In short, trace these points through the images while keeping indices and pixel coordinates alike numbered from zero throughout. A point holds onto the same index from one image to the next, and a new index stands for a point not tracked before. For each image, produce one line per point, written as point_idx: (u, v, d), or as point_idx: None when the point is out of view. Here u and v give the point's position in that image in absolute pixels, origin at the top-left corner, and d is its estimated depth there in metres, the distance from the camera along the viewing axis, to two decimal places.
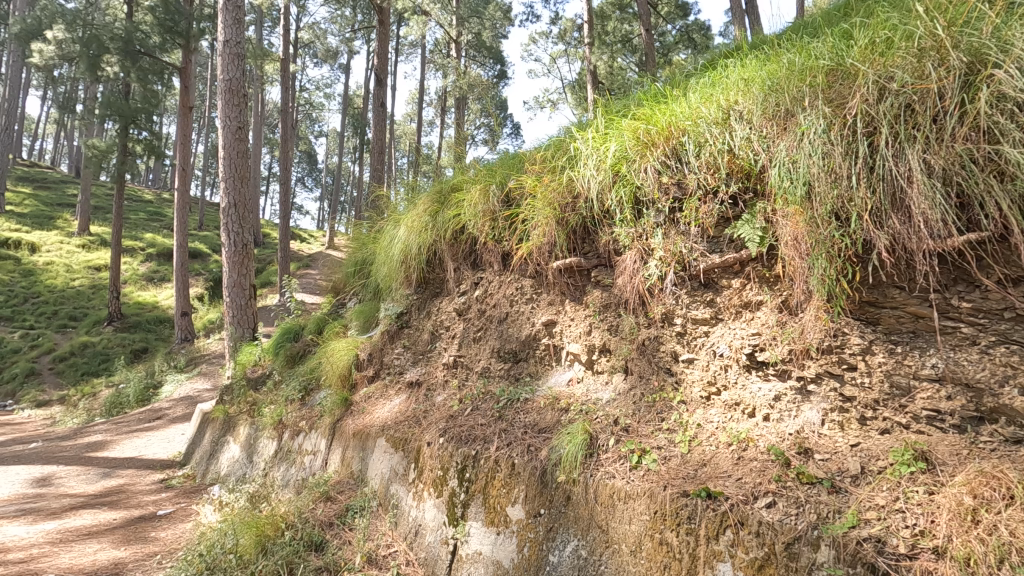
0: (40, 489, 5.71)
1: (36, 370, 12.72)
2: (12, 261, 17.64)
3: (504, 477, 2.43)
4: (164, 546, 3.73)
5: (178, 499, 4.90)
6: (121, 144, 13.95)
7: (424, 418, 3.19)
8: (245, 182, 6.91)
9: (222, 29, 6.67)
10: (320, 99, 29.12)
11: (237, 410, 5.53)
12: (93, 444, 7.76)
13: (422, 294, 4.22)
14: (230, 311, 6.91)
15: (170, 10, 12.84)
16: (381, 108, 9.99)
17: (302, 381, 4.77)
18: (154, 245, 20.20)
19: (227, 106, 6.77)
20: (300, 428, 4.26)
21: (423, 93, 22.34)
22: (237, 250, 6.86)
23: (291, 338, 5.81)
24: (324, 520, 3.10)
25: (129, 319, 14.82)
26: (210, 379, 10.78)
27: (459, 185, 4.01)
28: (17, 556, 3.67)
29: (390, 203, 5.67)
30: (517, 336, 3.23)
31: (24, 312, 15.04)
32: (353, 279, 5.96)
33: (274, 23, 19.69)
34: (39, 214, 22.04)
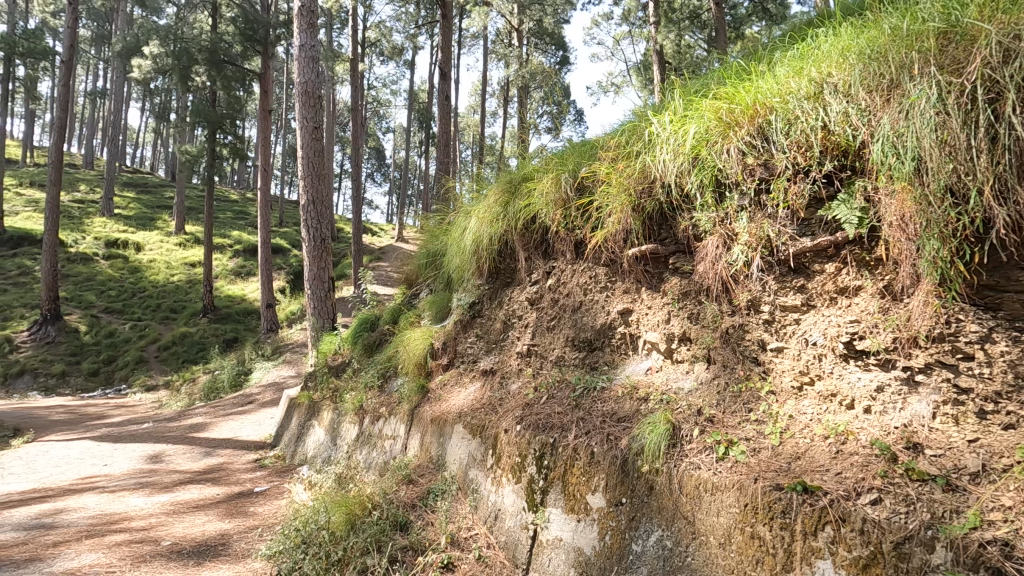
0: (153, 465, 6.31)
1: (144, 358, 14.05)
2: (121, 259, 19.49)
3: (584, 466, 2.44)
4: (262, 520, 4.04)
5: (271, 477, 5.28)
6: (209, 149, 14.96)
7: (500, 405, 3.25)
8: (322, 180, 7.25)
9: (298, 35, 7.02)
10: (387, 96, 30.06)
11: (320, 395, 5.86)
12: (195, 426, 8.49)
13: (493, 284, 4.28)
14: (312, 303, 7.31)
15: (250, 19, 13.73)
16: (446, 102, 10.17)
17: (380, 369, 4.99)
18: (241, 241, 21.68)
19: (303, 107, 7.12)
20: (380, 413, 4.46)
21: (486, 84, 22.51)
22: (316, 244, 7.24)
23: (368, 327, 6.07)
24: (407, 502, 3.24)
25: (221, 311, 16.04)
26: (293, 367, 11.51)
27: (529, 174, 4.01)
28: (139, 524, 4.10)
29: (458, 195, 5.77)
30: (591, 324, 3.21)
31: (133, 305, 16.61)
32: (425, 270, 6.12)
33: (343, 25, 20.43)
34: (143, 216, 24.19)
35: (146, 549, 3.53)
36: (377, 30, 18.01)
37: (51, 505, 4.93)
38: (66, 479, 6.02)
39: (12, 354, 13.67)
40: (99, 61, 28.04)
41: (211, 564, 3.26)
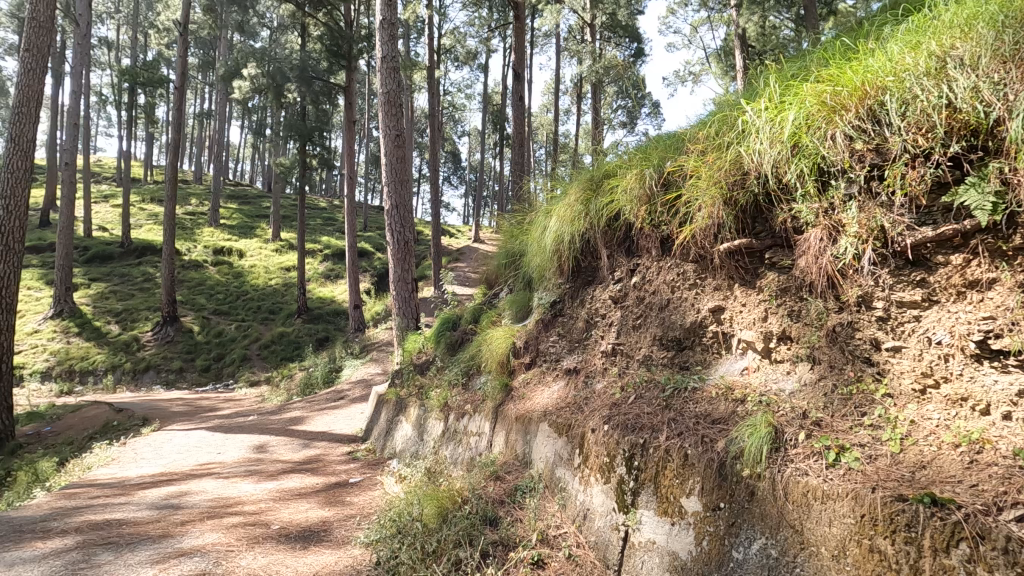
0: (259, 454, 6.86)
1: (248, 355, 15.30)
2: (227, 265, 21.33)
3: (678, 468, 2.37)
4: (359, 509, 4.28)
5: (364, 469, 5.58)
6: (301, 160, 15.94)
7: (586, 404, 3.23)
8: (404, 184, 7.55)
9: (380, 47, 7.36)
10: (462, 100, 30.81)
11: (406, 392, 6.09)
12: (294, 419, 9.12)
13: (575, 283, 4.27)
14: (397, 303, 7.62)
15: (335, 36, 14.53)
16: (521, 103, 10.23)
17: (463, 367, 5.12)
18: (330, 246, 23.03)
19: (386, 116, 7.46)
20: (464, 410, 4.58)
21: (558, 82, 22.41)
22: (400, 247, 7.53)
23: (450, 326, 6.26)
24: (495, 497, 3.31)
25: (313, 312, 17.12)
26: (380, 365, 12.06)
27: (611, 171, 3.96)
28: (251, 508, 4.47)
29: (535, 195, 5.80)
30: (681, 323, 3.12)
31: (238, 307, 18.10)
32: (504, 270, 6.20)
33: (420, 34, 21.13)
34: (244, 225, 26.32)
35: (258, 532, 3.83)
36: (452, 36, 18.43)
37: (176, 487, 5.48)
38: (187, 465, 6.66)
39: (139, 352, 15.32)
40: (205, 85, 30.75)
41: (315, 548, 3.48)
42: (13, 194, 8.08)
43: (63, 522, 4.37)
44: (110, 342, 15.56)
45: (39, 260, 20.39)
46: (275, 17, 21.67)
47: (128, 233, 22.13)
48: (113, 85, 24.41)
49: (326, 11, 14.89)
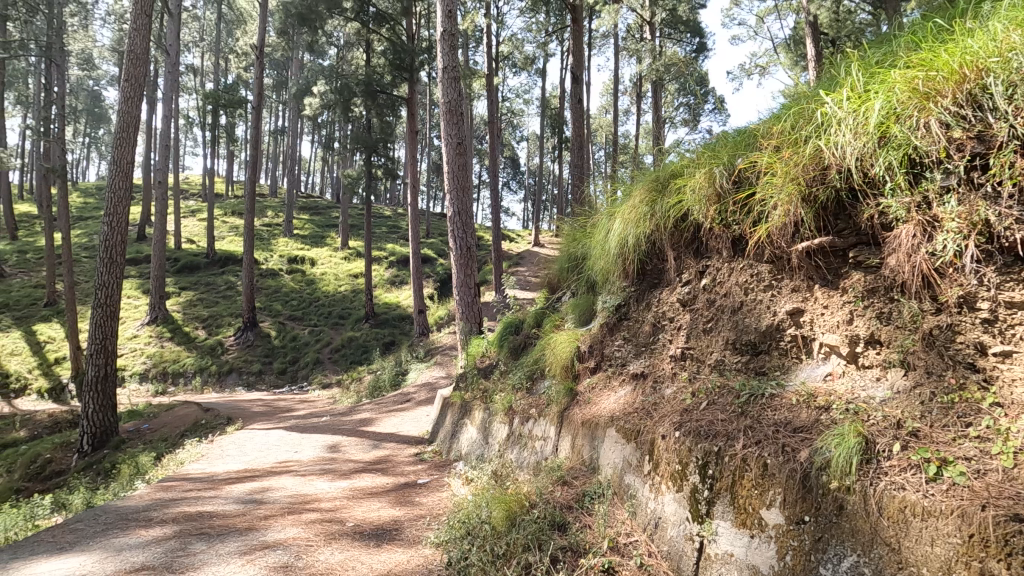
0: (332, 454, 7.16)
1: (320, 359, 16.04)
2: (300, 273, 22.49)
3: (756, 479, 2.27)
4: (428, 509, 4.39)
5: (432, 470, 5.71)
6: (367, 171, 16.60)
7: (655, 410, 3.16)
8: (465, 191, 7.69)
9: (441, 59, 7.56)
10: (521, 105, 31.06)
11: (471, 396, 6.17)
12: (363, 421, 9.47)
13: (640, 286, 4.19)
14: (460, 308, 7.76)
15: (398, 50, 15.04)
16: (579, 105, 10.19)
17: (527, 371, 5.14)
18: (395, 253, 23.80)
19: (447, 125, 7.63)
20: (529, 414, 4.59)
21: (616, 83, 22.18)
22: (462, 252, 7.65)
23: (513, 331, 6.30)
24: (563, 502, 3.29)
25: (380, 317, 17.74)
26: (443, 368, 12.31)
27: (677, 170, 3.87)
28: (327, 505, 4.68)
29: (596, 198, 5.75)
30: (755, 326, 2.99)
31: (310, 313, 19.02)
32: (566, 274, 6.18)
33: (479, 43, 21.50)
34: (315, 234, 27.67)
35: (335, 528, 4.00)
36: (510, 43, 18.59)
37: (259, 483, 5.82)
38: (267, 462, 7.05)
39: (223, 356, 16.40)
40: (278, 104, 32.63)
41: (388, 547, 3.58)
42: (115, 211, 8.87)
43: (161, 513, 4.74)
44: (198, 347, 16.76)
45: (136, 271, 22.29)
46: (341, 35, 22.67)
47: (212, 245, 23.79)
48: (199, 108, 26.33)
49: (389, 27, 15.44)
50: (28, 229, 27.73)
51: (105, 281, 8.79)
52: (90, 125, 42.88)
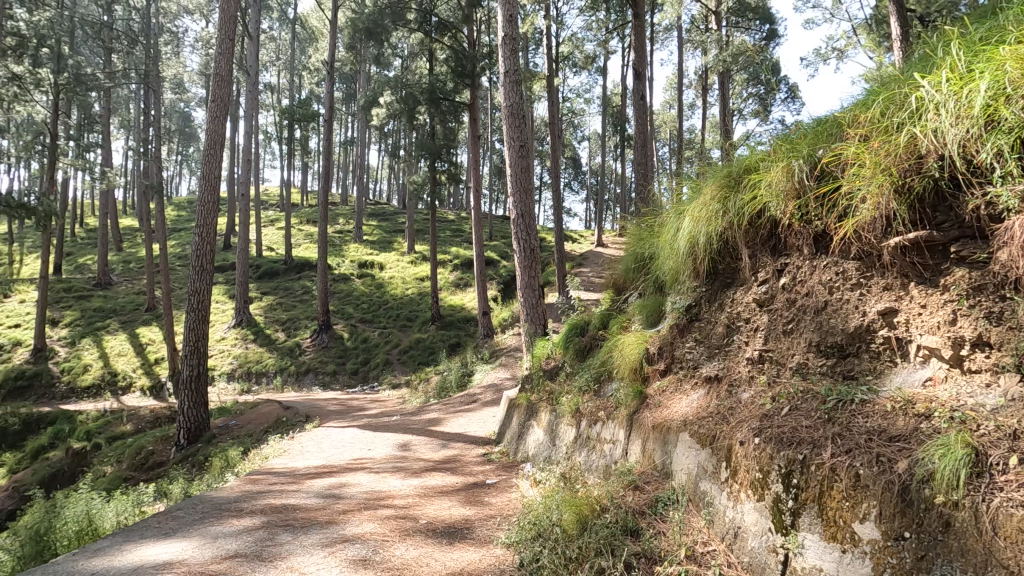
0: (403, 452, 7.38)
1: (390, 360, 16.60)
2: (369, 277, 23.37)
3: (848, 489, 2.14)
4: (498, 510, 4.44)
5: (500, 471, 5.76)
6: (431, 177, 17.03)
7: (731, 415, 3.03)
8: (528, 193, 7.72)
9: (503, 64, 7.63)
10: (582, 104, 30.84)
11: (537, 397, 6.18)
12: (432, 421, 9.69)
13: (712, 285, 4.05)
14: (525, 309, 7.78)
15: (460, 58, 15.35)
16: (642, 103, 10.00)
17: (593, 373, 5.08)
18: (459, 256, 24.24)
19: (510, 128, 7.68)
20: (597, 417, 4.52)
21: (681, 77, 21.60)
22: (526, 254, 7.68)
23: (578, 332, 6.23)
24: (635, 507, 3.22)
25: (445, 319, 18.12)
26: (508, 370, 12.41)
27: (751, 165, 3.73)
28: (400, 502, 4.83)
29: (661, 197, 5.62)
30: (842, 327, 2.82)
31: (380, 316, 19.72)
32: (631, 275, 6.06)
33: (539, 45, 21.53)
34: (383, 240, 28.67)
35: (409, 525, 4.12)
36: (570, 43, 18.50)
37: (337, 479, 6.09)
38: (343, 459, 7.37)
39: (301, 357, 17.30)
40: (348, 115, 34.11)
41: (461, 545, 3.65)
42: (205, 223, 9.58)
43: (250, 504, 5.06)
44: (278, 348, 17.78)
45: (223, 278, 23.96)
46: (405, 45, 23.38)
47: (289, 252, 25.18)
48: (276, 124, 27.96)
49: (451, 35, 15.79)
50: (131, 241, 30.46)
51: (197, 287, 9.50)
52: (182, 144, 46.55)
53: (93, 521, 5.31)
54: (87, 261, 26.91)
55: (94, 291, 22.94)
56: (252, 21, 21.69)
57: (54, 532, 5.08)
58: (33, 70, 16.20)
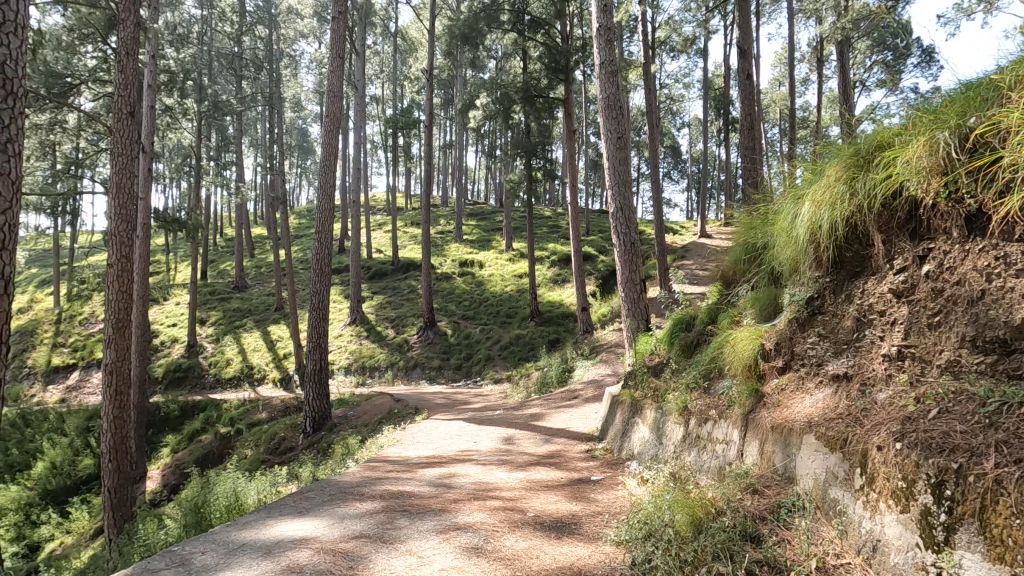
0: (508, 446, 7.54)
1: (492, 355, 17.05)
2: (470, 275, 24.12)
3: (1018, 505, 1.87)
4: (604, 507, 4.41)
5: (605, 468, 5.71)
6: (527, 175, 17.31)
7: (865, 416, 2.76)
8: (627, 186, 7.54)
9: (597, 55, 7.51)
10: (681, 89, 29.61)
11: (642, 394, 6.01)
12: (534, 416, 9.81)
13: (837, 275, 3.72)
14: (626, 304, 7.61)
15: (554, 54, 15.37)
16: (748, 83, 9.38)
17: (701, 370, 4.85)
18: (556, 251, 24.27)
19: (607, 120, 7.54)
20: (708, 416, 4.31)
21: (792, 50, 19.96)
22: (626, 248, 7.50)
23: (683, 327, 5.98)
24: (755, 512, 3.04)
25: (544, 315, 18.25)
26: (610, 366, 12.23)
27: (883, 141, 3.42)
28: (507, 495, 4.96)
29: (772, 182, 5.25)
30: (1004, 320, 2.48)
31: (481, 312, 20.27)
32: (740, 266, 5.73)
33: (634, 32, 20.97)
34: (483, 238, 29.43)
35: (517, 517, 4.22)
36: (667, 26, 17.80)
37: (446, 469, 6.37)
38: (451, 450, 7.69)
39: (409, 352, 18.27)
40: (447, 119, 35.37)
41: (569, 539, 3.67)
42: (323, 229, 10.42)
43: (370, 489, 5.46)
44: (388, 344, 18.93)
45: (339, 279, 25.91)
46: (500, 47, 23.77)
47: (396, 253, 26.65)
48: (382, 132, 29.69)
49: (544, 32, 15.82)
50: (262, 248, 33.85)
51: (319, 288, 10.38)
52: (301, 158, 50.88)
53: (240, 497, 6.01)
54: (227, 267, 30.31)
55: (233, 293, 25.79)
56: (358, 38, 23.18)
57: (209, 505, 5.81)
58: (182, 101, 18.49)
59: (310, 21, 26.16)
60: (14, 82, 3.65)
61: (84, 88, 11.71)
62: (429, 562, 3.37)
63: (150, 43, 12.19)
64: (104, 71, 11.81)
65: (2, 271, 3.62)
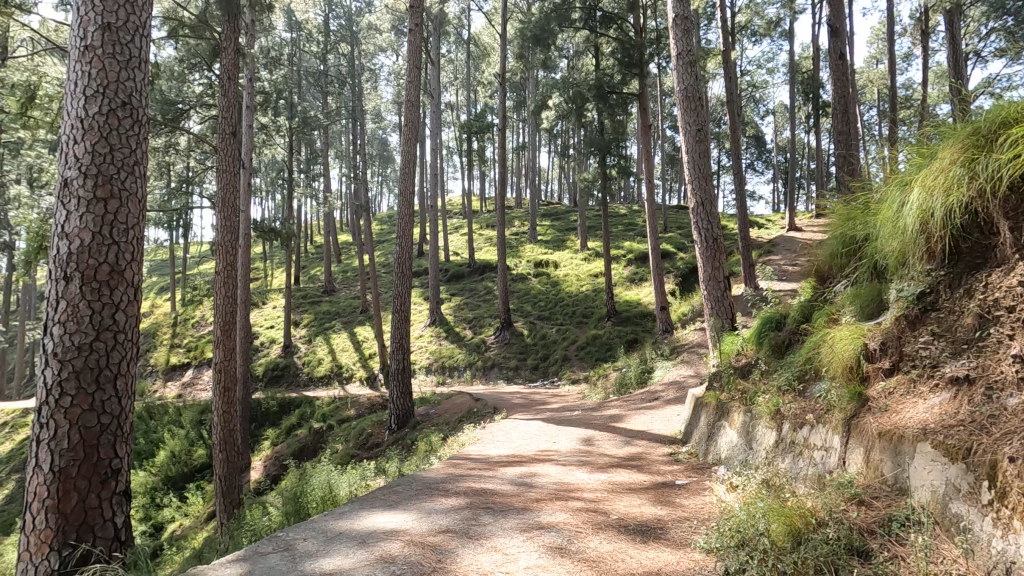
0: (587, 448, 7.47)
1: (568, 356, 16.98)
2: (545, 276, 24.15)
3: None
4: (692, 512, 4.27)
5: (690, 472, 5.51)
6: (602, 173, 17.11)
7: (992, 424, 2.49)
8: (708, 180, 7.23)
9: (674, 46, 7.28)
10: (764, 74, 28.09)
11: (729, 396, 5.75)
12: (614, 417, 9.65)
13: (953, 268, 3.40)
14: (709, 303, 7.30)
15: (626, 48, 15.09)
16: (840, 63, 8.66)
17: (794, 372, 4.58)
18: (633, 250, 23.77)
19: (685, 112, 7.28)
20: (805, 420, 4.04)
21: (891, 24, 18.35)
22: (708, 244, 7.21)
23: (774, 326, 5.66)
24: (863, 526, 2.82)
25: (621, 315, 17.91)
26: (692, 367, 11.79)
27: (1009, 117, 3.11)
28: (589, 496, 4.92)
29: (871, 169, 4.87)
30: None
31: (556, 313, 20.22)
32: (836, 261, 5.35)
33: (711, 19, 20.15)
34: (557, 238, 29.37)
35: (600, 519, 4.17)
36: (748, 10, 16.95)
37: (527, 469, 6.41)
38: (531, 450, 7.73)
39: (487, 352, 18.58)
40: (520, 121, 35.64)
41: (655, 544, 3.59)
42: (403, 234, 10.84)
43: (455, 486, 5.61)
44: (467, 344, 19.35)
45: (419, 282, 26.83)
46: (571, 46, 23.67)
47: (472, 255, 27.20)
48: (457, 138, 30.48)
49: (617, 27, 15.55)
50: (347, 254, 35.74)
51: (400, 291, 10.81)
52: (381, 167, 53.16)
53: (333, 489, 6.37)
54: (317, 273, 32.25)
55: (323, 297, 27.40)
56: (433, 48, 23.90)
57: (307, 496, 6.20)
58: (276, 119, 19.88)
59: (388, 35, 27.28)
60: (139, 110, 4.11)
61: (193, 113, 12.90)
62: (514, 559, 3.41)
63: (247, 67, 13.20)
64: (209, 96, 12.93)
65: (133, 278, 4.07)
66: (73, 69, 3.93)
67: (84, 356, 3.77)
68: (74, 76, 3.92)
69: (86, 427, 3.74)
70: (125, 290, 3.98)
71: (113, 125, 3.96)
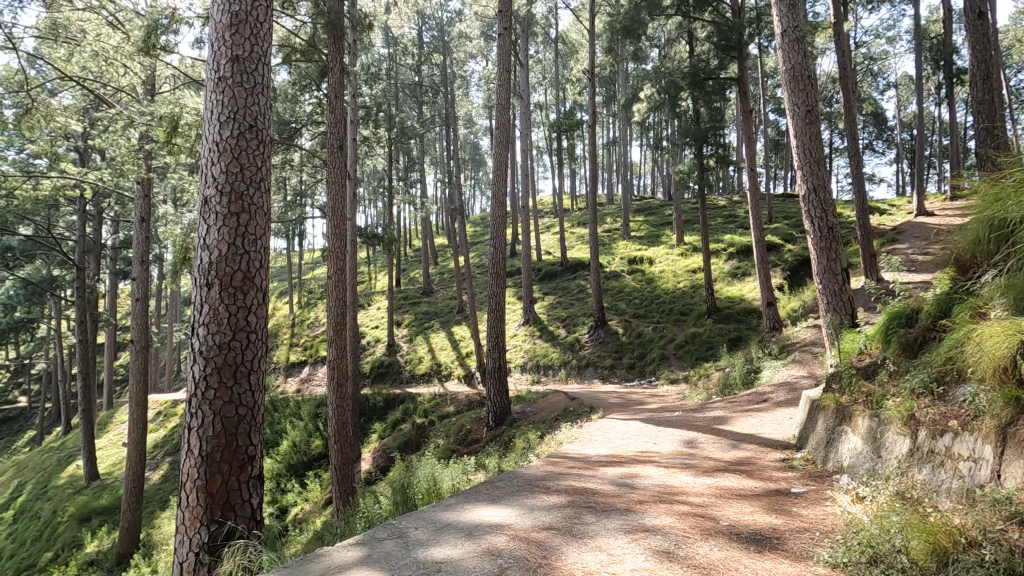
0: (690, 450, 7.18)
1: (666, 355, 16.43)
2: (640, 272, 23.53)
3: None
4: (811, 522, 3.96)
5: (807, 480, 5.13)
6: (699, 163, 16.37)
7: None
8: (820, 163, 6.66)
9: (779, 24, 6.80)
10: (883, 44, 25.31)
11: (850, 399, 5.27)
12: (718, 419, 9.19)
13: None
14: (824, 297, 6.74)
15: (723, 31, 14.23)
16: (980, 23, 7.64)
17: (931, 373, 4.11)
18: (734, 243, 22.49)
19: (792, 93, 6.77)
20: (946, 427, 3.61)
21: None
22: (822, 234, 6.65)
23: (903, 323, 5.11)
24: None
25: (723, 312, 17.01)
26: (805, 367, 10.93)
27: None
28: (695, 500, 4.73)
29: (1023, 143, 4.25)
30: None
31: (652, 310, 19.63)
32: (979, 249, 4.72)
33: None
34: (652, 234, 28.47)
35: (708, 524, 4.00)
36: None
37: (628, 469, 6.29)
38: (631, 450, 7.59)
39: (581, 352, 18.45)
40: (610, 116, 34.95)
41: (772, 555, 3.37)
42: (497, 235, 11.01)
43: (555, 484, 5.63)
44: (560, 343, 19.35)
45: (513, 282, 27.23)
46: (663, 33, 22.80)
47: (565, 254, 27.11)
48: (547, 138, 30.50)
49: (712, 9, 14.72)
50: (444, 256, 37.05)
51: (495, 290, 11.02)
52: (474, 170, 54.47)
53: (437, 482, 6.63)
54: (416, 275, 33.73)
55: (422, 298, 28.65)
56: (522, 50, 24.08)
57: (413, 487, 6.51)
58: (376, 131, 21.06)
59: (478, 41, 27.93)
60: (263, 131, 4.54)
61: (305, 130, 14.01)
62: (620, 560, 3.37)
63: (352, 84, 14.08)
64: (318, 114, 13.96)
65: (262, 283, 4.49)
66: (209, 99, 4.41)
67: (224, 354, 4.23)
68: (210, 105, 4.40)
69: (227, 417, 4.20)
70: (256, 294, 4.41)
71: (242, 146, 4.41)
